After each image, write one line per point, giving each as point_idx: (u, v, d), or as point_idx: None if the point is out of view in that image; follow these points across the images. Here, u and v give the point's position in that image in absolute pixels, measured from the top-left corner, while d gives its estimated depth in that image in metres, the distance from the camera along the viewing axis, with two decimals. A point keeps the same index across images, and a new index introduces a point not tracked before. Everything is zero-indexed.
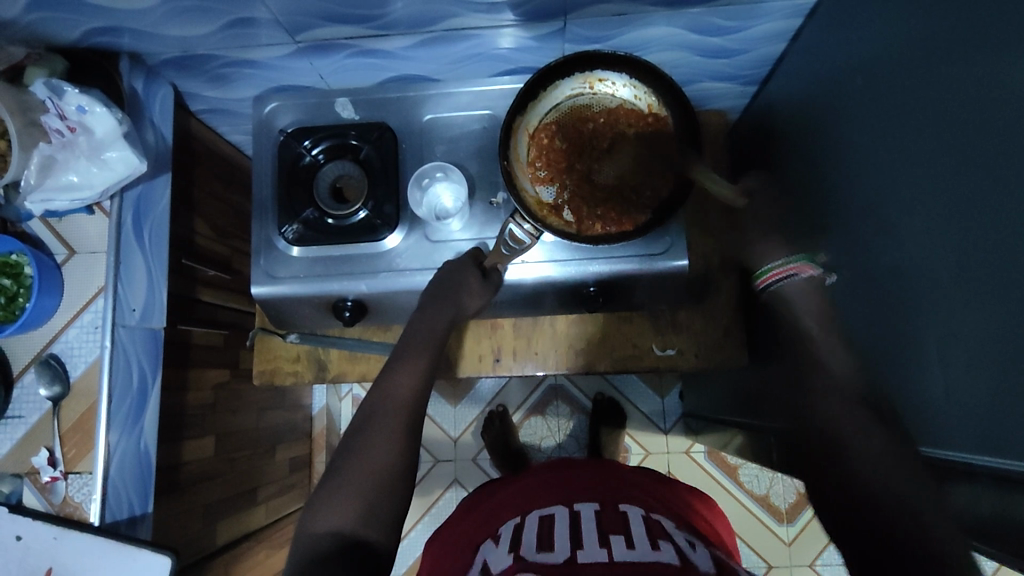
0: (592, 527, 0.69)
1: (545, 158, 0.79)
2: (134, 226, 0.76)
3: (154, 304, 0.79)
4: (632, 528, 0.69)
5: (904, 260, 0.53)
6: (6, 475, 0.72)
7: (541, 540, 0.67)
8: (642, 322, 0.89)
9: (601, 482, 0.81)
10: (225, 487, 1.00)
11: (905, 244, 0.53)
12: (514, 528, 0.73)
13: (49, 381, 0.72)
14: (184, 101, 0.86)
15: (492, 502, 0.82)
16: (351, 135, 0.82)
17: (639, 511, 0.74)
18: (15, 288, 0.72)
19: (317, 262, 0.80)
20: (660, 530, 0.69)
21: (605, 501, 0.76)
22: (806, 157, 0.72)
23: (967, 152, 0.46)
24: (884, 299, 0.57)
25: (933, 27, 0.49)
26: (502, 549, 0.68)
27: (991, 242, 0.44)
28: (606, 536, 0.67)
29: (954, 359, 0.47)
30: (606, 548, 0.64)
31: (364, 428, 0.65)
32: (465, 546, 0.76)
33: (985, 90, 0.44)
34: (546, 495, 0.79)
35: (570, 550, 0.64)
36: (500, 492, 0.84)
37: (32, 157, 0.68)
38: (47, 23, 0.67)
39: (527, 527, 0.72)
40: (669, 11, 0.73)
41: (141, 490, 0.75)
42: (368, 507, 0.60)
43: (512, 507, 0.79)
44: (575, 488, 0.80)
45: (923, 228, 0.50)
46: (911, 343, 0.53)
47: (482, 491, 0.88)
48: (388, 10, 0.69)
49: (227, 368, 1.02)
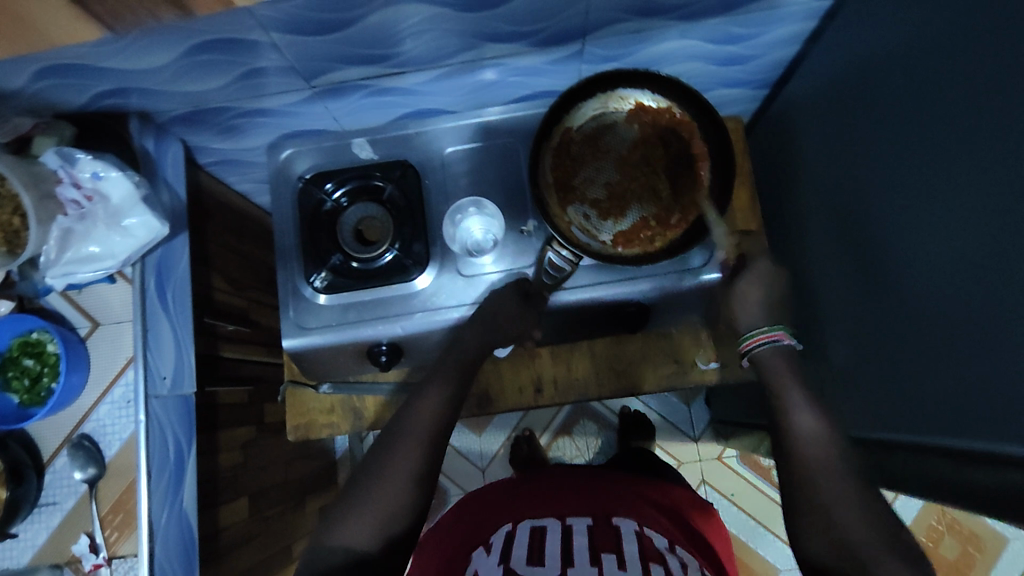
0: (583, 542, 0.68)
1: (573, 180, 0.75)
2: (157, 290, 0.73)
3: (183, 368, 0.75)
4: (625, 547, 0.67)
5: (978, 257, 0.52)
6: (45, 566, 0.68)
7: (533, 553, 0.66)
8: (682, 337, 0.87)
9: (585, 497, 0.79)
10: (261, 548, 0.96)
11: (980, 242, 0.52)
12: (503, 537, 0.71)
13: (83, 464, 0.68)
14: (192, 155, 0.83)
15: (483, 502, 0.81)
16: (375, 175, 0.79)
17: (632, 526, 0.72)
18: (39, 367, 0.69)
19: (347, 308, 0.78)
20: (653, 551, 0.67)
21: (596, 515, 0.75)
22: (841, 159, 0.72)
23: None
24: None
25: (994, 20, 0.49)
26: (490, 558, 0.66)
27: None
28: (597, 554, 0.66)
29: None
30: (597, 567, 0.63)
31: None
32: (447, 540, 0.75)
33: None
34: (537, 509, 0.77)
35: (561, 567, 0.63)
36: (496, 492, 0.83)
37: (51, 231, 0.65)
38: (54, 90, 0.64)
39: (519, 536, 0.71)
40: (684, 24, 0.73)
41: (186, 564, 0.72)
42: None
43: (501, 512, 0.78)
44: (566, 502, 0.78)
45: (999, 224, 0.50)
46: None
47: (482, 490, 0.86)
48: (403, 48, 0.68)
49: (254, 425, 0.98)
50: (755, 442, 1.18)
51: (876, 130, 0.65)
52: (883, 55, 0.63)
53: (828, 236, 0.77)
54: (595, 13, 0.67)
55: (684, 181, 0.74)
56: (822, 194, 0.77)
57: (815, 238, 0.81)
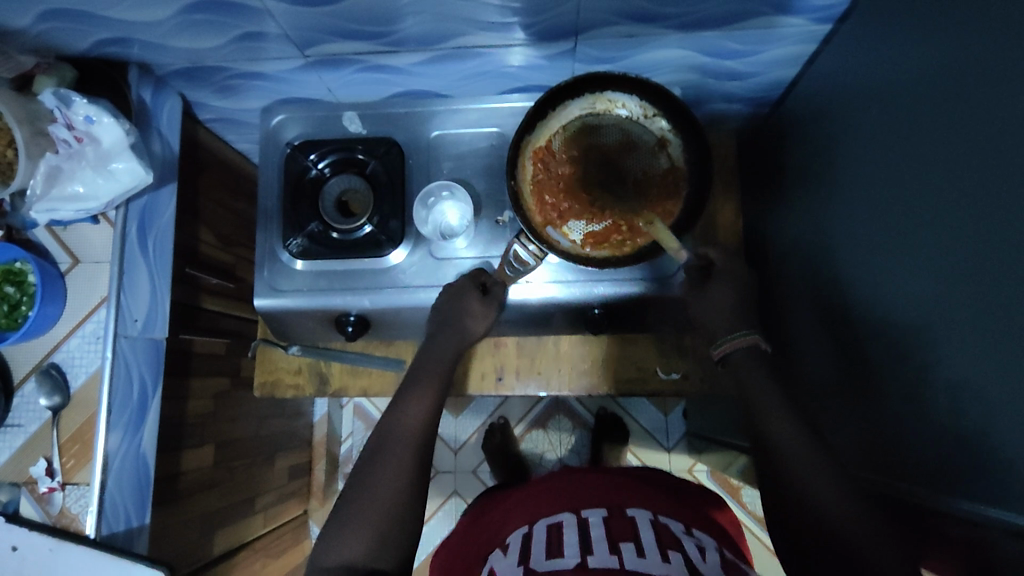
0: (600, 534, 0.68)
1: (551, 177, 0.76)
2: (139, 236, 0.76)
3: (156, 314, 0.78)
4: (642, 535, 0.68)
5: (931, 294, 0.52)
6: (4, 484, 0.72)
7: (551, 548, 0.67)
8: (647, 344, 0.88)
9: (605, 484, 0.80)
10: (224, 496, 0.99)
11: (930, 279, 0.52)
12: (522, 537, 0.72)
13: (49, 392, 0.72)
14: (192, 110, 0.86)
15: (502, 509, 0.82)
16: (358, 149, 0.81)
17: (647, 515, 0.72)
18: (18, 296, 0.72)
19: (320, 276, 0.80)
20: (670, 538, 0.67)
21: (612, 507, 0.74)
22: (822, 188, 0.72)
23: (1001, 193, 0.45)
24: (908, 337, 0.55)
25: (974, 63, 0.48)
26: (511, 559, 0.67)
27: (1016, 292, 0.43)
28: (615, 543, 0.66)
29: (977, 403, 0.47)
30: (618, 556, 0.63)
31: None
32: (476, 554, 0.76)
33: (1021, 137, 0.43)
34: (551, 501, 0.78)
35: (580, 557, 0.64)
36: (514, 497, 0.83)
37: (39, 166, 0.68)
38: (57, 33, 0.67)
39: (537, 534, 0.71)
40: (680, 34, 0.72)
41: (139, 500, 0.75)
42: (389, 538, 0.59)
43: (519, 513, 0.78)
44: (580, 492, 0.78)
45: None
46: (935, 389, 0.52)
47: (498, 497, 0.87)
48: (400, 27, 0.69)
49: (228, 377, 1.01)
50: (726, 459, 1.18)
51: (856, 161, 0.64)
52: (867, 86, 0.63)
53: (803, 264, 0.77)
54: (586, 13, 0.67)
55: (658, 191, 0.75)
56: (802, 220, 0.77)
57: (792, 262, 0.80)
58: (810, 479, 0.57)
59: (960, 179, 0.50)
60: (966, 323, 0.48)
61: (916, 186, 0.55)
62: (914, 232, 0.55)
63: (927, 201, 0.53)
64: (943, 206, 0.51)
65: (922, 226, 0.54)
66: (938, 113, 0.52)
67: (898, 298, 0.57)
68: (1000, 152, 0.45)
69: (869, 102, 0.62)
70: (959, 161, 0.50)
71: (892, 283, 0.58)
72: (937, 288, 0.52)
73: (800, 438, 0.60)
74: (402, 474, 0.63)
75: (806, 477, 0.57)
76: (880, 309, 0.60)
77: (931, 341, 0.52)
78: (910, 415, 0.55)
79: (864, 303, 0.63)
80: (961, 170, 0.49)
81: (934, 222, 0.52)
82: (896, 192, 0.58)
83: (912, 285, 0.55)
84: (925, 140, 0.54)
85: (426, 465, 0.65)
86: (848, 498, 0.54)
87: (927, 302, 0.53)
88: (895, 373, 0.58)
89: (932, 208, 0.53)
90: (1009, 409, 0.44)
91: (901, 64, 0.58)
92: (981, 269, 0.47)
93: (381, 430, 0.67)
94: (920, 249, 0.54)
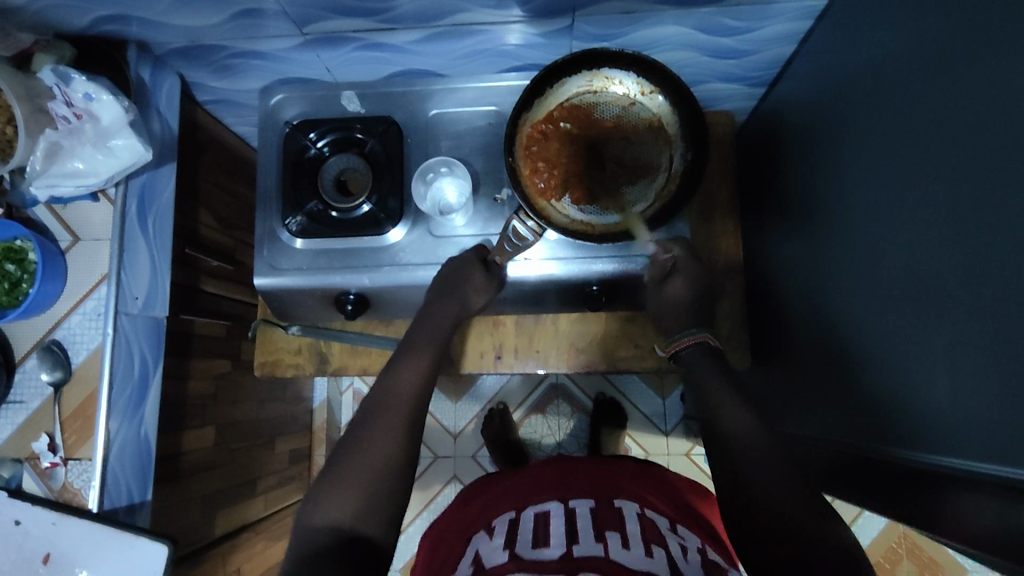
0: (587, 523, 0.66)
1: (547, 154, 0.76)
2: (138, 214, 0.76)
3: (157, 292, 0.79)
4: (627, 527, 0.66)
5: (926, 259, 0.52)
6: (7, 460, 0.73)
7: (537, 537, 0.65)
8: (645, 323, 0.89)
9: (593, 477, 0.77)
10: (225, 478, 0.99)
11: (930, 244, 0.51)
12: (509, 523, 0.70)
13: (51, 366, 0.73)
14: (191, 91, 0.86)
15: (485, 492, 0.80)
16: (356, 128, 0.82)
17: (634, 508, 0.70)
18: (18, 273, 0.73)
19: (320, 254, 0.80)
20: (654, 533, 0.65)
21: (599, 498, 0.72)
22: (813, 163, 0.72)
23: (992, 155, 0.45)
24: (893, 305, 0.56)
25: (975, 29, 0.48)
26: (496, 542, 0.66)
27: (1009, 251, 0.43)
28: (601, 532, 0.64)
29: (969, 370, 0.46)
30: (602, 543, 0.61)
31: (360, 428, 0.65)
32: (463, 531, 0.75)
33: (1010, 102, 0.43)
34: (542, 491, 0.75)
35: (565, 547, 0.61)
36: (496, 483, 0.81)
37: (38, 143, 0.68)
38: (55, 10, 0.68)
39: (524, 522, 0.69)
40: (677, 10, 0.72)
41: (140, 477, 0.75)
42: (382, 511, 0.60)
43: (505, 500, 0.76)
44: (572, 480, 0.76)
45: (946, 240, 0.49)
46: (919, 355, 0.52)
47: (482, 481, 0.85)
48: (397, 3, 0.68)
49: (229, 359, 1.01)
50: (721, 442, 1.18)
51: (842, 136, 0.65)
52: (859, 60, 0.63)
53: (795, 239, 0.77)
54: None
55: (651, 169, 0.76)
56: (793, 196, 0.77)
57: (783, 240, 0.80)
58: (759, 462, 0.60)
59: (952, 145, 0.49)
60: (956, 289, 0.48)
61: (896, 151, 0.56)
62: (898, 201, 0.55)
63: (916, 169, 0.53)
64: (928, 173, 0.52)
65: (912, 194, 0.53)
66: (928, 79, 0.52)
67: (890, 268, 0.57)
68: (994, 117, 0.45)
69: (860, 75, 0.62)
70: (950, 126, 0.49)
71: (878, 252, 0.58)
72: (921, 255, 0.52)
73: (754, 432, 0.63)
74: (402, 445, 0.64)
75: (767, 476, 0.58)
76: (868, 289, 0.60)
77: (916, 311, 0.52)
78: (897, 380, 0.55)
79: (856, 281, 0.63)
80: (952, 135, 0.49)
81: (923, 189, 0.52)
82: (881, 164, 0.58)
83: (901, 252, 0.55)
84: (913, 106, 0.54)
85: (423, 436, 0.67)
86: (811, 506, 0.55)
87: (913, 269, 0.53)
88: (885, 344, 0.57)
89: (921, 177, 0.52)
90: (998, 374, 0.44)
91: (890, 37, 0.58)
92: (972, 233, 0.47)
93: (371, 402, 0.68)
94: (905, 217, 0.54)
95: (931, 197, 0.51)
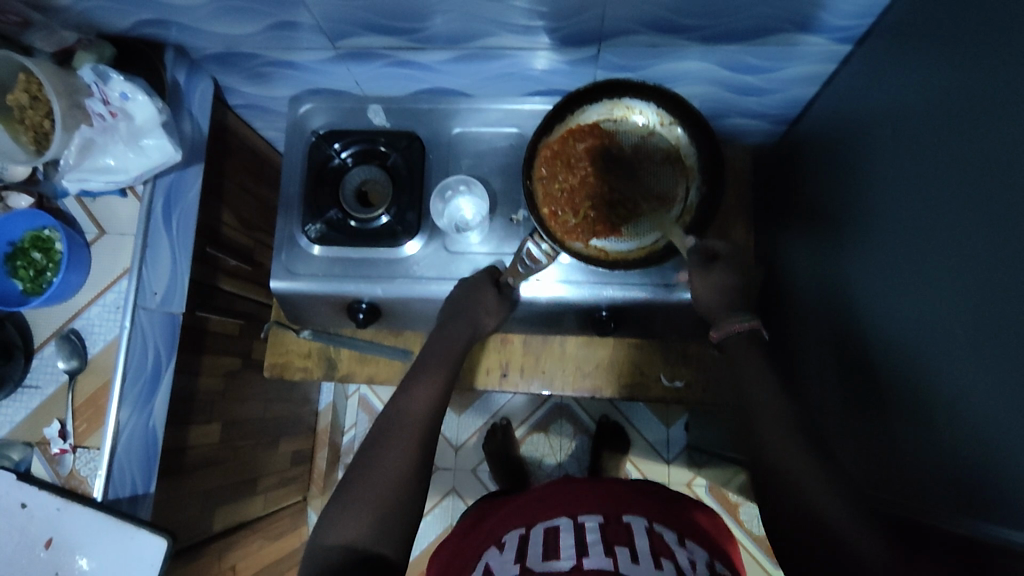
0: (595, 537, 0.66)
1: (566, 179, 0.77)
2: (163, 212, 0.79)
3: (175, 288, 0.81)
4: (636, 541, 0.65)
5: (937, 313, 0.52)
6: (18, 443, 0.75)
7: (548, 548, 0.65)
8: (652, 352, 0.89)
9: (604, 493, 0.76)
10: (227, 474, 1.01)
11: (942, 297, 0.51)
12: (519, 538, 0.70)
13: (68, 355, 0.75)
14: (223, 95, 0.89)
15: (492, 515, 0.80)
16: (380, 141, 0.83)
17: (643, 522, 0.70)
18: (44, 262, 0.75)
19: (336, 262, 0.82)
20: (663, 546, 0.65)
21: (609, 513, 0.71)
22: (829, 204, 0.72)
23: (999, 213, 0.45)
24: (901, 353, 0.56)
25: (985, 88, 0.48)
26: (507, 557, 0.66)
27: (1016, 312, 0.43)
28: (610, 546, 0.64)
29: (971, 426, 0.46)
30: (611, 557, 0.62)
31: (371, 442, 0.66)
32: (473, 547, 0.74)
33: (1015, 165, 0.44)
34: (552, 505, 0.75)
35: (574, 560, 0.62)
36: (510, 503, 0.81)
37: (73, 138, 0.70)
38: (99, 12, 0.70)
39: (534, 537, 0.69)
40: (702, 46, 0.73)
41: (145, 469, 0.77)
42: (380, 522, 0.60)
43: (514, 518, 0.76)
44: (581, 496, 0.76)
45: (958, 292, 0.49)
46: (923, 407, 0.52)
47: (485, 505, 0.86)
48: (428, 24, 0.70)
49: (240, 357, 1.03)
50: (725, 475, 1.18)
51: (858, 180, 0.65)
52: (879, 107, 0.63)
53: (809, 277, 0.77)
54: (612, 21, 0.68)
55: (668, 198, 0.77)
56: (806, 237, 0.78)
57: (799, 277, 0.80)
58: (805, 474, 0.58)
59: (964, 200, 0.49)
60: (961, 342, 0.48)
61: (911, 201, 0.56)
62: (911, 251, 0.56)
63: (930, 221, 0.53)
64: (940, 227, 0.52)
65: (925, 245, 0.54)
66: (945, 132, 0.52)
67: (896, 316, 0.57)
68: (1002, 177, 0.45)
69: (879, 121, 0.63)
70: (963, 182, 0.50)
71: (891, 299, 0.58)
72: (931, 306, 0.52)
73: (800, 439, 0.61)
74: (405, 458, 0.64)
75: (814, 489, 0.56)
76: (879, 336, 0.60)
77: (925, 361, 0.52)
78: (902, 427, 0.55)
79: (866, 326, 0.63)
80: (964, 190, 0.49)
81: (937, 241, 0.52)
82: (896, 212, 0.58)
83: (915, 303, 0.55)
84: (929, 159, 0.54)
85: (427, 450, 0.67)
86: (858, 517, 0.53)
87: (923, 321, 0.53)
88: (892, 393, 0.57)
89: (936, 229, 0.52)
90: (996, 434, 0.44)
91: (908, 87, 0.58)
92: (980, 291, 0.47)
93: (384, 417, 0.68)
94: (917, 268, 0.55)
95: (946, 246, 0.51)
